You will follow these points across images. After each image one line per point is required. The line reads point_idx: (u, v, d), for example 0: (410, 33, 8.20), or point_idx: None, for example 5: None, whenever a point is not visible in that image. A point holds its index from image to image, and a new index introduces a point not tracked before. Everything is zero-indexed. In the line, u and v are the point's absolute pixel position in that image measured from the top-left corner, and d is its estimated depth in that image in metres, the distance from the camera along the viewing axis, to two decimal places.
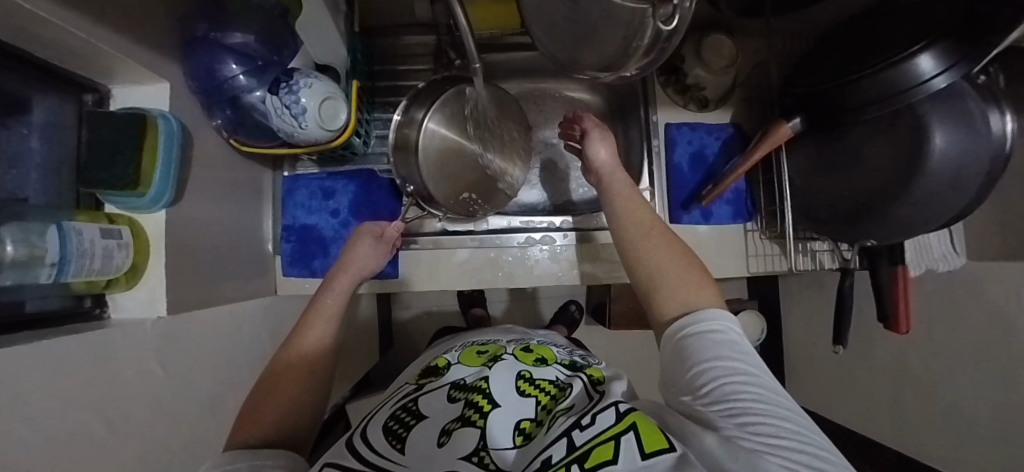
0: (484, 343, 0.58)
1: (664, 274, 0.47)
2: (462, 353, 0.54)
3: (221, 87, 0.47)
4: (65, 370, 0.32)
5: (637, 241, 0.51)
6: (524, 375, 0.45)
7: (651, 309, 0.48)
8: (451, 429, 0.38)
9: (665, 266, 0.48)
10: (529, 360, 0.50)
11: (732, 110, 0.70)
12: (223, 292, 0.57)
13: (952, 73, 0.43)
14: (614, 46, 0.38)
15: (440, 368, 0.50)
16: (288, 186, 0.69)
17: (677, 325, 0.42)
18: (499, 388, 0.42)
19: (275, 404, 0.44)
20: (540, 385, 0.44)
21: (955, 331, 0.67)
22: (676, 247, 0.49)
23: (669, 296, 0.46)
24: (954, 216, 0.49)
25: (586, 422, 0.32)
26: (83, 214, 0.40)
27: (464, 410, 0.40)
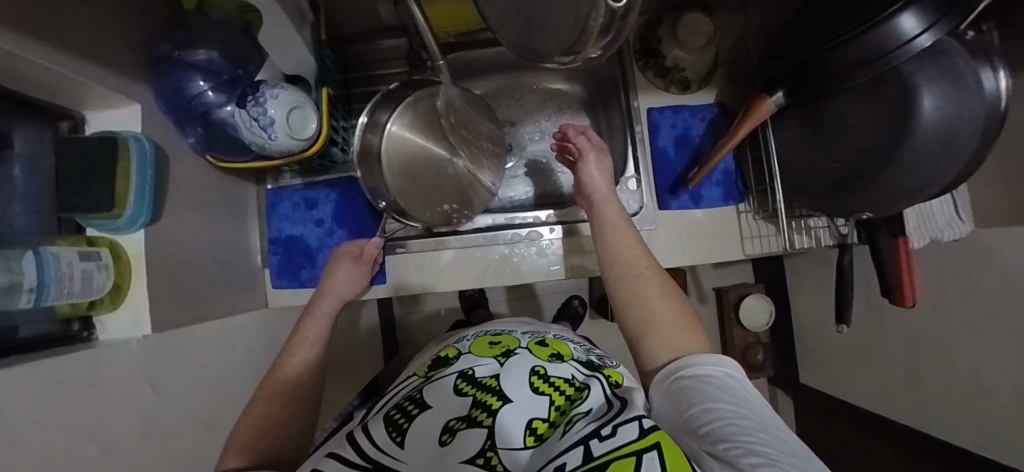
0: (497, 333, 0.53)
1: (654, 318, 0.47)
2: (473, 342, 0.50)
3: (190, 104, 0.47)
4: (52, 393, 0.33)
5: (628, 281, 0.51)
6: (538, 370, 0.41)
7: (637, 351, 0.47)
8: (455, 427, 0.35)
9: (655, 309, 0.47)
10: (544, 355, 0.46)
11: (716, 89, 0.68)
12: (214, 308, 0.58)
13: (936, 30, 0.41)
14: (570, 32, 0.37)
15: (450, 359, 0.46)
16: (272, 200, 0.70)
17: (676, 368, 0.41)
18: (510, 384, 0.39)
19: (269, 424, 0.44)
20: (555, 382, 0.40)
21: (968, 302, 0.64)
22: (668, 290, 0.49)
23: (658, 341, 0.45)
24: (953, 181, 0.47)
25: (605, 432, 0.30)
26: (63, 239, 0.40)
27: (471, 408, 0.36)
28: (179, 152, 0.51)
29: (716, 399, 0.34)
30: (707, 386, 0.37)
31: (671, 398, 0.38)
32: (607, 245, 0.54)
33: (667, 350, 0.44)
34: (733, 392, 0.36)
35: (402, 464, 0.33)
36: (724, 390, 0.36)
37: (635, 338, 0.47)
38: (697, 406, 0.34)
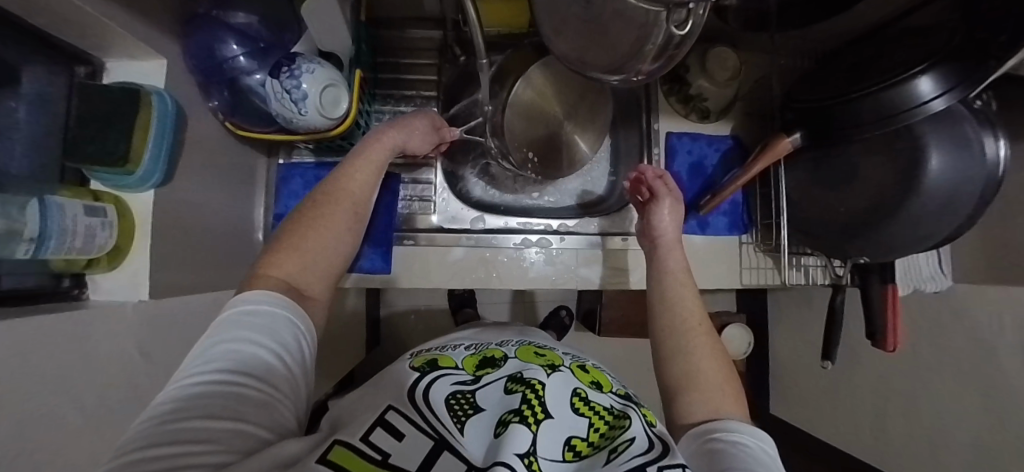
0: (542, 346, 0.55)
1: (695, 372, 0.47)
2: (519, 349, 0.52)
3: (220, 67, 0.47)
4: (45, 352, 0.31)
5: (673, 328, 0.51)
6: (580, 393, 0.43)
7: (673, 400, 0.47)
8: (508, 421, 0.36)
9: (696, 363, 0.48)
10: (585, 380, 0.47)
11: (732, 122, 0.71)
12: (208, 280, 0.55)
13: (951, 96, 0.43)
14: (623, 50, 0.38)
15: (498, 360, 0.48)
16: (282, 175, 0.68)
17: (716, 427, 0.40)
18: (553, 398, 0.39)
19: (297, 256, 0.42)
20: (596, 408, 0.41)
21: (939, 351, 0.69)
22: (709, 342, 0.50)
23: (695, 395, 0.45)
24: (943, 240, 0.50)
25: (654, 470, 0.32)
26: (67, 190, 0.38)
27: (520, 402, 0.38)
28: (197, 113, 0.50)
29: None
30: (748, 458, 0.36)
31: (704, 458, 0.38)
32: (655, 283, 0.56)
33: (705, 408, 0.44)
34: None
35: (460, 443, 0.34)
36: (766, 469, 0.35)
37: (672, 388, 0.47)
38: (729, 470, 0.34)
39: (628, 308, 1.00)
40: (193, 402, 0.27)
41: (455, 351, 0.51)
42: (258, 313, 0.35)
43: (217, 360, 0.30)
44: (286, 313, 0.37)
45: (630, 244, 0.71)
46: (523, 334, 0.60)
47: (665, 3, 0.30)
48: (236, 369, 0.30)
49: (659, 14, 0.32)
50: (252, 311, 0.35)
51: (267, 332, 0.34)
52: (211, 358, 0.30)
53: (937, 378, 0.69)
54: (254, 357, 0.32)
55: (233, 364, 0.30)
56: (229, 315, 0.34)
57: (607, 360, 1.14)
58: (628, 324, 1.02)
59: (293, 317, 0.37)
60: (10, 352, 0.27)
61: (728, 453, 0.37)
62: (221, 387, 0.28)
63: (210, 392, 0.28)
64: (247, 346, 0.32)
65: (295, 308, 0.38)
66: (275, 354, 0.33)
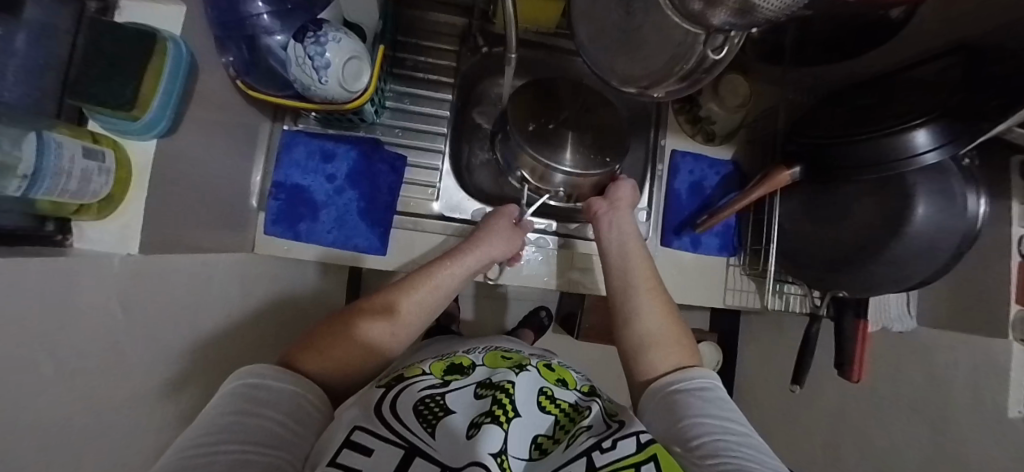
0: (508, 350, 0.55)
1: (660, 330, 0.51)
2: (486, 356, 0.51)
3: (243, 22, 0.46)
4: (43, 292, 0.30)
5: (636, 292, 0.55)
6: (546, 390, 0.44)
7: (635, 361, 0.49)
8: (480, 422, 0.37)
9: (655, 327, 0.51)
10: (550, 378, 0.47)
11: (734, 148, 0.74)
12: (196, 241, 0.53)
13: (945, 151, 0.46)
14: (654, 65, 0.40)
15: (465, 368, 0.48)
16: (286, 141, 0.65)
17: (670, 379, 0.45)
18: (522, 396, 0.41)
19: (341, 348, 0.46)
20: (561, 405, 0.43)
21: (896, 387, 0.73)
22: (663, 303, 0.54)
23: (658, 348, 0.49)
24: (920, 281, 0.53)
25: (606, 445, 0.35)
26: (66, 127, 0.35)
27: (491, 403, 0.39)
28: (209, 66, 0.48)
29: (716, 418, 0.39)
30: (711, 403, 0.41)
31: (666, 401, 0.43)
32: (615, 252, 0.60)
33: (667, 359, 0.48)
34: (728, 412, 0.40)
35: (433, 447, 0.34)
36: (721, 408, 0.40)
37: (633, 344, 0.51)
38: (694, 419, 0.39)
39: (608, 315, 1.02)
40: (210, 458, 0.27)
41: (422, 361, 0.51)
42: (253, 389, 0.36)
43: (223, 427, 0.31)
44: (277, 385, 0.37)
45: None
46: (489, 342, 0.60)
47: (706, 27, 0.32)
48: (242, 437, 0.31)
49: (701, 35, 0.34)
50: (256, 385, 0.36)
51: (271, 407, 0.35)
52: (206, 429, 0.30)
53: (890, 411, 0.73)
54: (258, 425, 0.32)
55: (235, 433, 0.30)
56: (237, 388, 0.35)
57: (582, 363, 1.15)
58: (607, 330, 1.03)
59: (307, 398, 0.38)
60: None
61: (691, 400, 0.41)
62: (223, 453, 0.28)
63: (214, 456, 0.27)
64: (250, 418, 0.33)
65: (293, 380, 0.39)
66: (282, 424, 0.34)
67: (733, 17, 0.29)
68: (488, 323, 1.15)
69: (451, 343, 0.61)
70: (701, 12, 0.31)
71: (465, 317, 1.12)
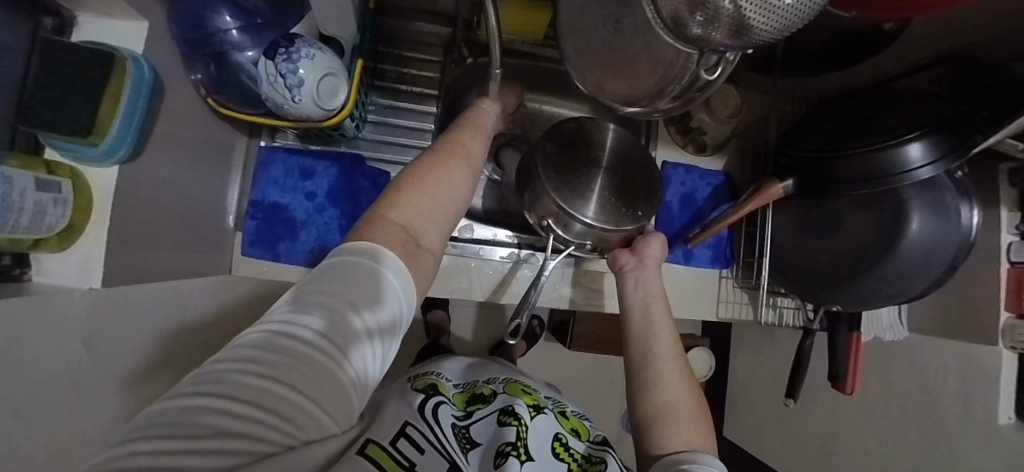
0: (527, 384, 0.55)
1: (678, 404, 0.46)
2: (507, 385, 0.52)
3: (209, 38, 0.44)
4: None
5: (655, 357, 0.49)
6: (561, 438, 0.46)
7: (647, 434, 0.46)
8: (502, 451, 0.39)
9: (673, 399, 0.47)
10: (566, 425, 0.49)
11: (724, 158, 0.73)
12: (168, 266, 0.50)
13: (938, 166, 0.45)
14: (644, 84, 0.38)
15: (487, 396, 0.49)
16: (263, 158, 0.63)
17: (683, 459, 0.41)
18: (539, 440, 0.43)
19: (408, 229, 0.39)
20: (574, 455, 0.45)
21: (889, 395, 0.73)
22: (684, 372, 0.49)
23: (675, 426, 0.45)
24: (915, 294, 0.52)
25: None
26: (17, 157, 0.33)
27: (513, 435, 0.40)
28: (175, 85, 0.46)
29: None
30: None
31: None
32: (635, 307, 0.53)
33: (684, 441, 0.44)
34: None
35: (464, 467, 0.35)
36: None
37: (645, 414, 0.46)
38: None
39: (600, 324, 1.01)
40: (273, 353, 0.24)
41: (445, 381, 0.51)
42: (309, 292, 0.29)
43: (299, 314, 0.27)
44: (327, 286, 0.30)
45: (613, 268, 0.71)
46: (510, 372, 0.59)
47: (698, 47, 0.31)
48: (317, 330, 0.27)
49: (693, 54, 0.32)
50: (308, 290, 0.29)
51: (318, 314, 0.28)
52: (246, 346, 0.25)
53: (884, 419, 0.73)
54: (338, 316, 0.28)
55: (261, 364, 0.24)
56: (325, 265, 0.32)
57: (575, 371, 1.14)
58: (599, 339, 1.02)
59: (390, 291, 0.33)
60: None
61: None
62: (250, 388, 0.22)
63: (276, 347, 0.25)
64: (288, 336, 0.26)
65: (357, 283, 0.31)
66: (360, 319, 0.29)
67: (728, 39, 0.28)
68: (479, 333, 1.12)
69: (456, 366, 0.60)
70: (695, 31, 0.29)
71: (455, 328, 1.10)
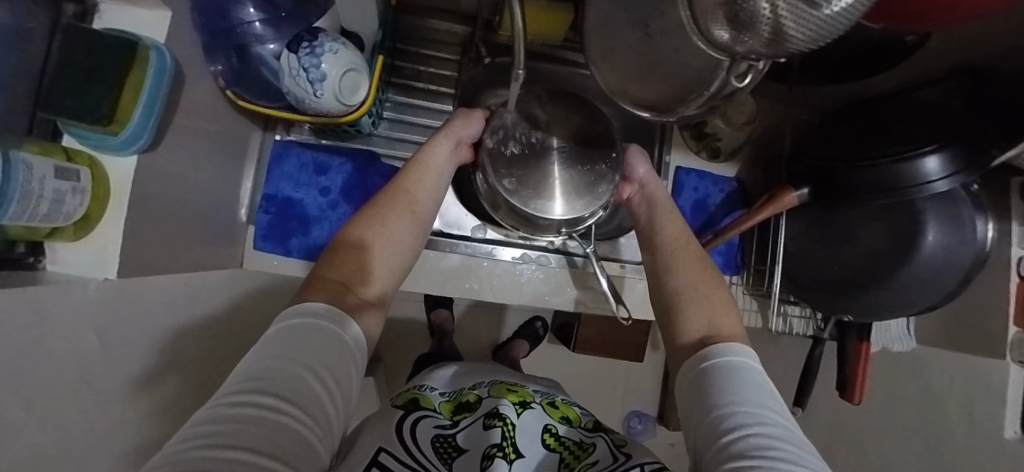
0: (514, 383, 0.52)
1: (698, 294, 0.47)
2: (493, 387, 0.48)
3: (232, 30, 0.45)
4: (16, 329, 0.27)
5: (671, 259, 0.52)
6: (550, 429, 0.43)
7: (670, 325, 0.46)
8: (489, 457, 0.36)
9: (686, 284, 0.48)
10: (554, 415, 0.46)
11: (737, 165, 0.73)
12: (179, 258, 0.50)
13: (955, 179, 0.45)
14: (669, 90, 0.38)
15: (474, 403, 0.46)
16: (277, 153, 0.63)
17: (702, 359, 0.38)
18: (525, 436, 0.40)
19: (355, 268, 0.42)
20: (566, 444, 0.42)
21: (895, 407, 0.73)
22: (705, 269, 0.50)
23: (694, 311, 0.45)
24: (926, 308, 0.53)
25: None
26: (35, 145, 0.33)
27: (499, 436, 0.38)
28: (195, 76, 0.46)
29: (752, 406, 0.31)
30: (748, 388, 0.33)
31: (694, 400, 0.36)
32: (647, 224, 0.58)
33: (704, 322, 0.44)
34: (777, 408, 0.32)
35: None
36: (764, 398, 0.32)
37: (667, 306, 0.48)
38: (722, 411, 0.31)
39: (604, 327, 1.00)
40: (236, 422, 0.21)
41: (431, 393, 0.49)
42: (265, 362, 0.26)
43: (248, 380, 0.24)
44: (284, 353, 0.27)
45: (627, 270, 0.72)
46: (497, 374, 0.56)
47: (731, 53, 0.30)
48: (274, 390, 0.24)
49: (722, 63, 0.32)
50: (265, 359, 0.26)
51: (279, 380, 0.25)
52: (199, 421, 0.20)
53: (889, 430, 0.73)
54: (294, 376, 0.26)
55: (230, 429, 0.20)
56: (273, 333, 0.29)
57: (577, 374, 1.14)
58: (604, 342, 1.01)
59: (348, 346, 0.32)
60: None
61: (720, 388, 0.34)
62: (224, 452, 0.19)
63: (226, 416, 0.21)
64: (252, 400, 0.22)
65: (317, 343, 0.30)
66: (318, 378, 0.27)
67: (764, 46, 0.27)
68: (482, 333, 1.12)
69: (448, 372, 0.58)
70: (727, 36, 0.28)
71: (459, 327, 1.10)
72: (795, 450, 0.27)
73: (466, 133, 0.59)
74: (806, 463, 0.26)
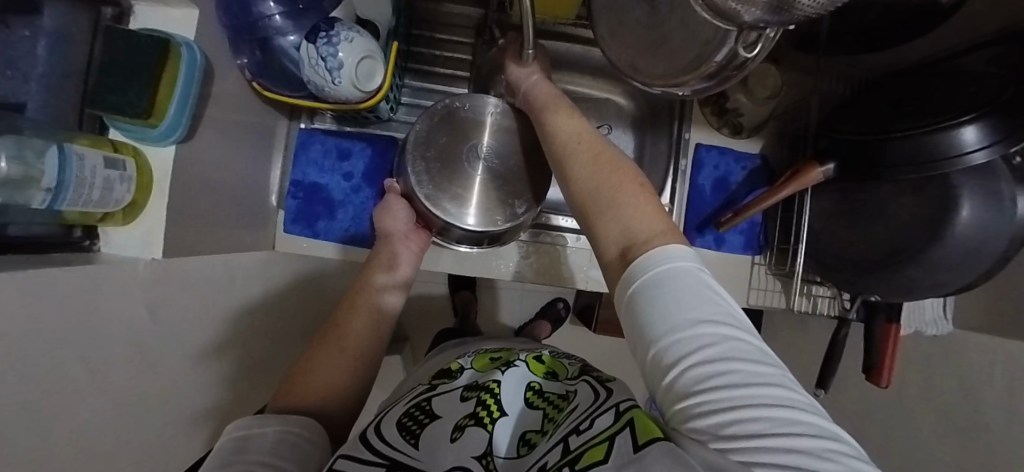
0: (496, 350, 0.57)
1: (612, 201, 0.42)
2: (476, 359, 0.54)
3: (254, 25, 0.46)
4: (72, 301, 0.31)
5: (580, 170, 0.47)
6: (534, 386, 0.44)
7: (592, 242, 0.43)
8: (464, 424, 0.39)
9: (598, 190, 0.44)
10: (539, 371, 0.48)
11: (761, 141, 0.72)
12: (220, 241, 0.54)
13: (994, 150, 0.42)
14: (680, 63, 0.38)
15: (454, 372, 0.50)
16: (302, 140, 0.67)
17: (632, 280, 0.34)
18: (508, 395, 0.42)
19: (319, 377, 0.46)
20: (549, 398, 0.42)
21: (927, 391, 0.70)
22: (613, 166, 0.45)
23: (608, 224, 0.41)
24: (958, 288, 0.50)
25: (584, 426, 0.30)
26: (86, 138, 0.36)
27: (476, 405, 0.41)
28: (225, 69, 0.49)
29: (694, 322, 0.28)
30: (684, 296, 0.30)
31: (630, 319, 0.32)
32: (559, 136, 0.53)
33: (619, 232, 0.39)
34: (721, 306, 0.30)
35: (415, 458, 0.34)
36: (705, 300, 0.29)
37: (588, 220, 0.44)
38: (662, 338, 0.28)
39: None
40: None
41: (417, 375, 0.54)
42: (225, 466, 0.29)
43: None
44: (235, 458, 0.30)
45: (581, 243, 0.73)
46: (483, 343, 0.62)
47: (739, 23, 0.30)
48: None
49: (731, 32, 0.31)
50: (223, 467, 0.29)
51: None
52: None
53: (921, 418, 0.70)
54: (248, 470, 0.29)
55: None
56: (226, 444, 0.32)
57: (599, 354, 1.15)
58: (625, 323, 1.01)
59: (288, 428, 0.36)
60: (16, 310, 0.25)
61: (653, 305, 0.30)
62: None
63: None
64: None
65: (255, 442, 0.33)
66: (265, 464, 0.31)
67: (768, 13, 0.27)
68: (505, 315, 1.14)
69: (450, 350, 0.62)
70: (732, 7, 0.28)
71: (482, 308, 1.13)
72: (747, 363, 0.25)
73: (404, 221, 0.63)
74: (759, 378, 0.24)
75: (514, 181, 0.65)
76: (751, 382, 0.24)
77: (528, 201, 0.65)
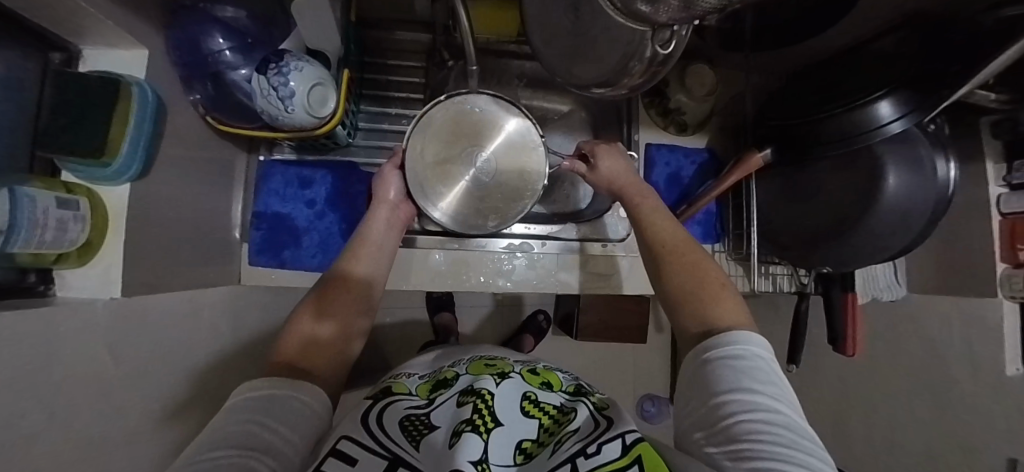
0: (492, 358, 0.57)
1: (695, 289, 0.45)
2: (471, 365, 0.53)
3: (206, 59, 0.48)
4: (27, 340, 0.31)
5: (663, 260, 0.50)
6: (530, 395, 0.45)
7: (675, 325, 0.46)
8: (461, 430, 0.38)
9: (682, 280, 0.47)
10: (534, 383, 0.49)
11: (706, 135, 0.76)
12: (182, 276, 0.53)
13: (909, 120, 0.46)
14: (610, 65, 0.41)
15: (450, 380, 0.50)
16: (264, 172, 0.68)
17: (705, 349, 0.38)
18: (502, 404, 0.42)
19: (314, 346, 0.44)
20: (545, 409, 0.44)
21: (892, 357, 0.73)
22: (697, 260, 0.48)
23: (693, 315, 0.44)
24: (898, 251, 0.54)
25: (592, 450, 0.33)
26: (39, 180, 0.36)
27: (472, 411, 0.40)
28: (180, 107, 0.50)
29: (753, 389, 0.32)
30: (750, 371, 0.34)
31: (698, 376, 0.37)
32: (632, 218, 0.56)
33: (705, 321, 0.42)
34: (781, 389, 0.34)
35: (416, 459, 0.35)
36: (768, 379, 0.34)
37: (669, 304, 0.47)
38: (723, 392, 0.33)
39: (604, 312, 1.01)
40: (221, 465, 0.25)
41: (409, 379, 0.53)
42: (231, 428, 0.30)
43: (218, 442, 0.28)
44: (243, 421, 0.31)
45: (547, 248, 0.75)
46: (471, 352, 0.62)
47: (649, 24, 0.33)
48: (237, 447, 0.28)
49: (646, 31, 0.34)
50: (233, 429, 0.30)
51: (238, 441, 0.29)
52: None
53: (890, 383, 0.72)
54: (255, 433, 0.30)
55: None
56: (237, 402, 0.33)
57: (585, 362, 1.15)
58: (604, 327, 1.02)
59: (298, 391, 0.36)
60: None
61: (724, 369, 0.35)
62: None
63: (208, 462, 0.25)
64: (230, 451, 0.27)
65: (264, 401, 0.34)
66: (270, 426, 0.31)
67: (673, 12, 0.30)
68: (487, 332, 1.13)
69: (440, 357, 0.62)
70: (640, 9, 0.31)
71: (463, 328, 1.12)
72: (794, 436, 0.30)
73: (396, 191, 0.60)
74: (801, 450, 0.29)
75: (512, 183, 0.65)
76: (795, 447, 0.29)
77: (511, 204, 0.64)
